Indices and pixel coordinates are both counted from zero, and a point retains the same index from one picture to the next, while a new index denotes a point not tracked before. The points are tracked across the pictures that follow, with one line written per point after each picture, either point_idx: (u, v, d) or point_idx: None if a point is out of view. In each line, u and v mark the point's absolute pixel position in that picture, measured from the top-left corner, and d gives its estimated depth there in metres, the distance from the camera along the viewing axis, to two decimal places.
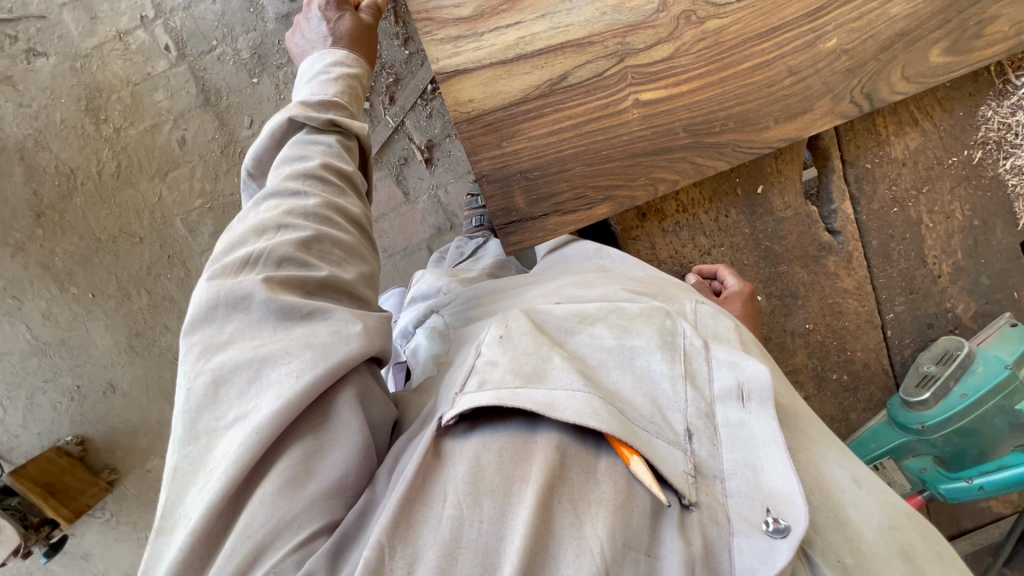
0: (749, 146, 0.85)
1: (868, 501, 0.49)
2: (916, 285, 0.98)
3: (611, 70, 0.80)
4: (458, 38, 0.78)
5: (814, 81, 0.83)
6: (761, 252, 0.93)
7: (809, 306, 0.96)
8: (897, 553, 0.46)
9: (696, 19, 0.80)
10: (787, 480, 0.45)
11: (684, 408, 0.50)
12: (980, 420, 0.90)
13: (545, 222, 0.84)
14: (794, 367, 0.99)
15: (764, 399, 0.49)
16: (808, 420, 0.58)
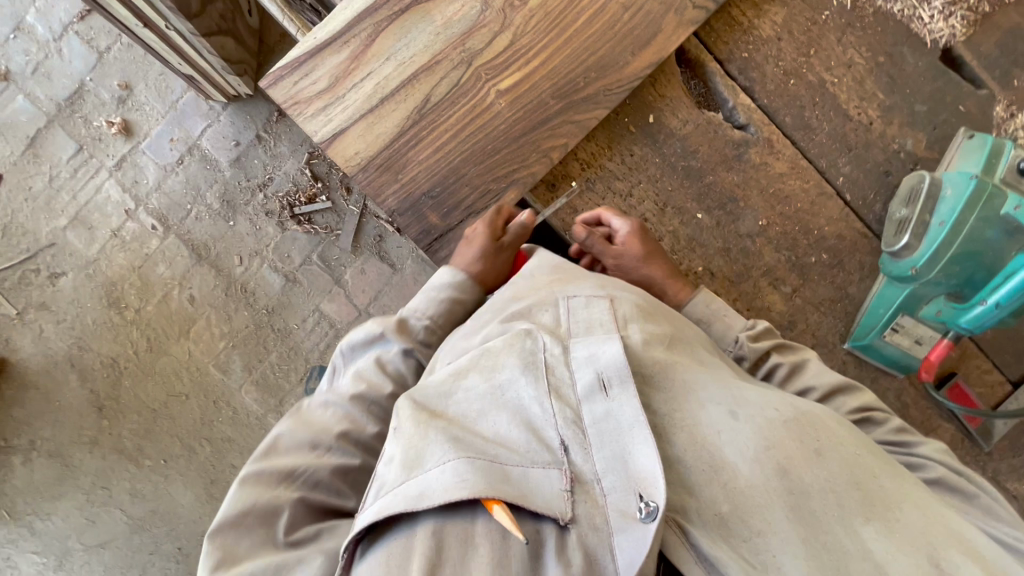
0: (618, 85, 0.89)
1: (740, 435, 0.55)
2: (852, 141, 0.95)
3: (465, 76, 0.87)
4: (325, 108, 0.87)
5: (651, 6, 0.88)
6: (680, 173, 0.94)
7: (753, 204, 0.95)
8: (772, 475, 0.52)
9: (519, 2, 0.87)
10: (650, 458, 0.52)
11: (555, 423, 0.57)
12: (970, 239, 0.83)
13: (464, 229, 0.89)
14: (767, 267, 0.96)
15: (622, 380, 0.57)
16: (683, 367, 0.63)
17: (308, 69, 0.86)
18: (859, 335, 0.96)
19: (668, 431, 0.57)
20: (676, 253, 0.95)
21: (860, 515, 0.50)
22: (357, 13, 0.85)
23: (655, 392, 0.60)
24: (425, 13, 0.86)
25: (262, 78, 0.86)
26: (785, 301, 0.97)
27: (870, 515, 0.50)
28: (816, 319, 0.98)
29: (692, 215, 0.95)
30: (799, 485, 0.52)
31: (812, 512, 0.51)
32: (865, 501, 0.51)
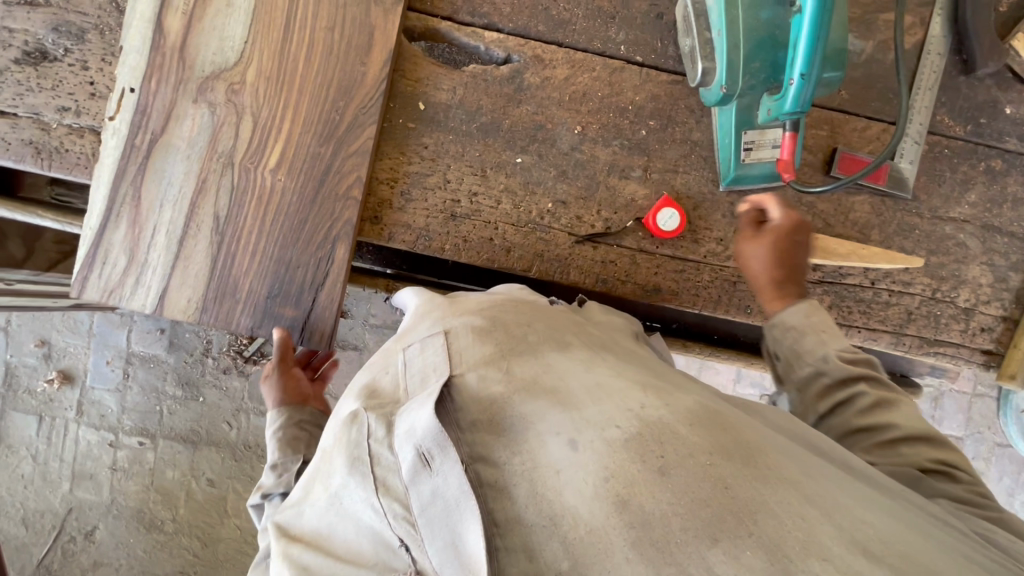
0: (369, 95, 0.87)
1: (577, 472, 0.44)
2: (611, 8, 0.93)
3: (235, 176, 0.87)
4: (140, 279, 0.87)
5: (352, 12, 0.87)
6: (479, 135, 0.92)
7: (559, 119, 0.93)
8: (610, 513, 0.42)
9: (239, 84, 0.87)
10: (477, 541, 0.43)
11: (388, 523, 0.49)
12: (750, 31, 0.80)
13: (321, 304, 0.89)
14: (609, 165, 0.94)
15: (443, 450, 0.46)
16: (528, 387, 0.51)
17: (102, 258, 0.87)
18: (726, 173, 0.92)
19: (508, 485, 0.46)
20: (521, 206, 0.93)
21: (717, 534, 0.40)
22: (111, 183, 0.86)
23: (494, 441, 0.48)
24: (166, 144, 0.87)
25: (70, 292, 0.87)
26: (644, 184, 0.94)
27: (718, 534, 0.40)
28: (682, 182, 0.94)
29: (512, 163, 0.93)
30: (642, 517, 0.41)
31: (657, 543, 0.40)
32: (714, 516, 0.41)
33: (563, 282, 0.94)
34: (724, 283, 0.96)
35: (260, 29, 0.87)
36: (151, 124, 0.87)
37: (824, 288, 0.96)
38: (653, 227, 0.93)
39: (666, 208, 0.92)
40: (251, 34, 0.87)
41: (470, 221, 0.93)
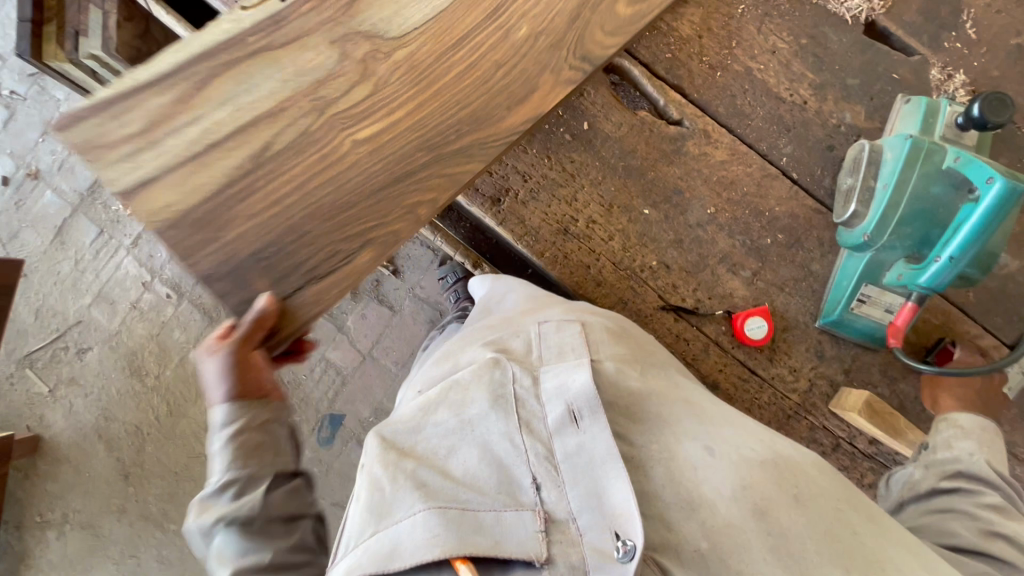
0: (496, 139, 0.74)
1: (717, 472, 0.54)
2: (788, 122, 0.97)
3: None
4: (97, 119, 0.65)
5: (529, 64, 0.75)
6: (622, 173, 0.96)
7: (698, 194, 0.96)
8: (748, 515, 0.51)
9: (382, 52, 0.71)
10: (626, 497, 0.50)
11: (526, 461, 0.55)
12: (916, 198, 0.81)
13: (303, 299, 0.68)
14: (723, 254, 0.96)
15: (593, 413, 0.55)
16: (661, 395, 0.63)
17: (116, 112, 0.65)
18: (829, 311, 0.92)
19: (645, 464, 0.56)
20: (628, 250, 0.96)
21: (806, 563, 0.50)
22: (187, 60, 0.67)
23: (632, 425, 0.59)
24: (257, 38, 0.70)
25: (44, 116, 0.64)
26: (747, 286, 0.96)
27: (849, 567, 0.49)
28: (783, 301, 0.95)
29: (639, 211, 0.96)
30: (777, 527, 0.51)
31: (790, 554, 0.49)
32: (843, 550, 0.50)
33: None
34: (778, 412, 0.95)
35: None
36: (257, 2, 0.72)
37: (871, 463, 0.94)
38: (739, 330, 0.94)
39: (757, 316, 0.93)
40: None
41: (577, 243, 0.96)
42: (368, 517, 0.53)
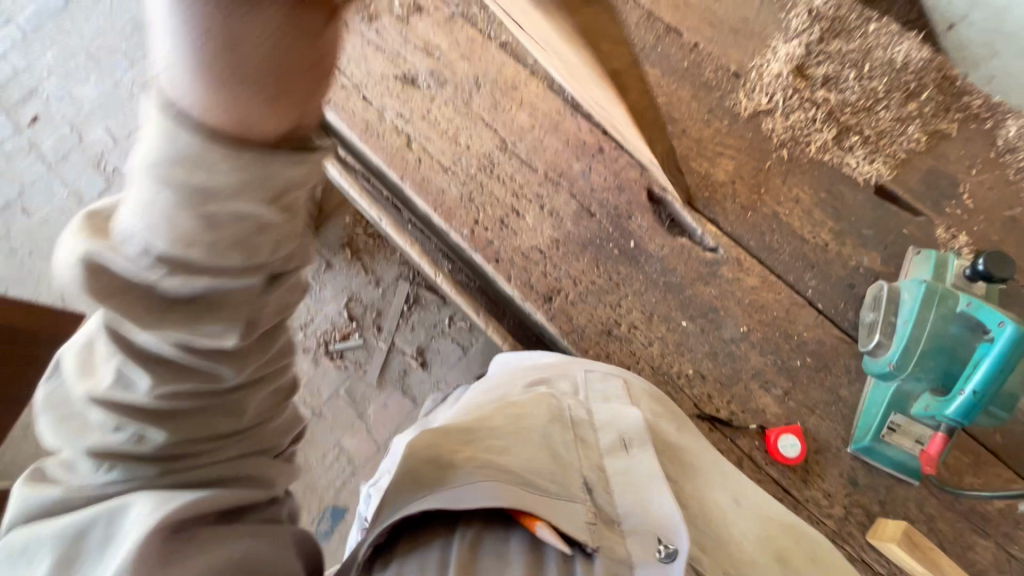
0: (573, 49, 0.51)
1: (738, 513, 0.77)
2: (812, 259, 1.09)
3: (465, 227, 1.11)
4: None
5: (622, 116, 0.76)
6: (663, 287, 1.07)
7: (732, 312, 1.06)
8: (767, 550, 0.73)
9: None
10: (669, 508, 0.71)
11: (581, 470, 0.78)
12: (935, 334, 0.90)
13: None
14: (756, 370, 1.02)
15: (641, 445, 0.80)
16: (698, 454, 0.86)
17: None
18: (860, 437, 0.95)
19: (686, 497, 0.79)
20: (666, 357, 1.04)
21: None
22: None
23: (672, 464, 0.82)
24: None
25: None
26: (779, 404, 1.00)
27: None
28: (815, 423, 0.99)
29: (677, 322, 1.05)
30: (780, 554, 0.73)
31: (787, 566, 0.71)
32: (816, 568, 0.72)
33: None
34: None
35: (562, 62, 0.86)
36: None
37: None
38: (772, 447, 0.97)
39: (790, 434, 0.97)
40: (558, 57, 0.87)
41: (620, 344, 1.05)
42: (434, 472, 0.71)
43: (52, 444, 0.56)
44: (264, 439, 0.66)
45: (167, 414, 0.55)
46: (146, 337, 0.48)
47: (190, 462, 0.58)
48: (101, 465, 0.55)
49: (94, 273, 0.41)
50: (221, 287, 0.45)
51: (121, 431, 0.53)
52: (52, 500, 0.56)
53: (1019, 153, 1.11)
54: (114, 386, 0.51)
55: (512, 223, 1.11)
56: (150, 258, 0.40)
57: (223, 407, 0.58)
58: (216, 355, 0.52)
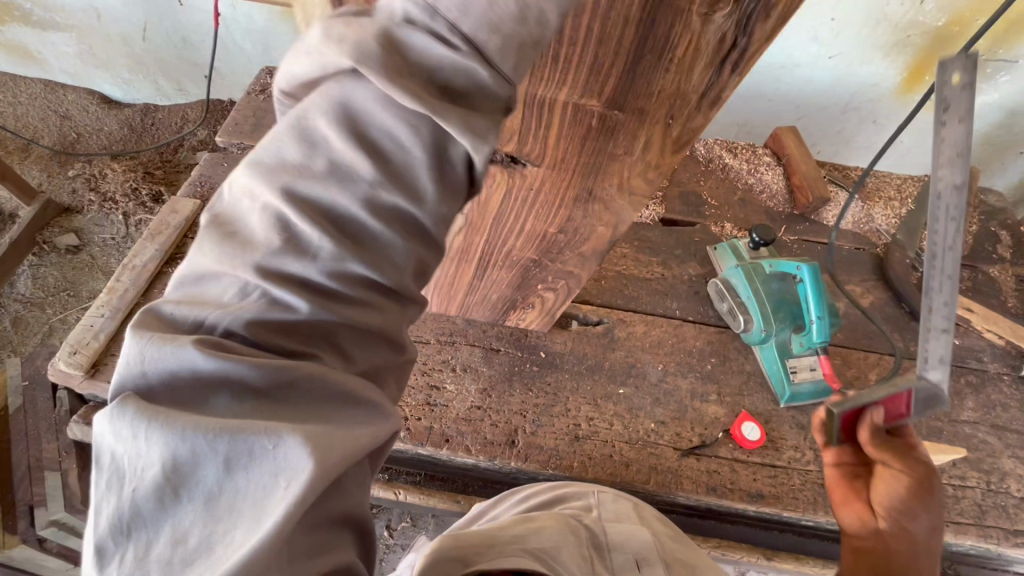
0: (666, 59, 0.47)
1: None
2: (663, 289, 1.35)
3: (399, 429, 1.08)
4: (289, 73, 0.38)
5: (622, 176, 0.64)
6: (588, 373, 1.19)
7: (644, 359, 1.23)
8: None
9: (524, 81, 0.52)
10: None
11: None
12: (770, 296, 1.18)
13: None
14: (690, 391, 1.19)
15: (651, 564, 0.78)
16: (702, 564, 0.85)
17: None
18: (781, 392, 1.18)
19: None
20: (629, 425, 1.14)
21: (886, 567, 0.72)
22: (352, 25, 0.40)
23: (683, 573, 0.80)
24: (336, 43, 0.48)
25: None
26: (721, 405, 1.18)
27: None
28: (750, 401, 1.19)
29: (617, 393, 1.17)
30: None
31: None
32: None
33: (678, 490, 1.09)
34: (814, 485, 1.12)
35: (521, 175, 0.67)
36: None
37: None
38: (740, 438, 1.13)
39: (747, 421, 1.15)
40: (511, 176, 0.67)
41: (591, 440, 1.11)
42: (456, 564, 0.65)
43: (193, 262, 0.39)
44: (398, 338, 0.45)
45: (353, 240, 0.40)
46: (391, 111, 0.39)
47: (351, 320, 0.39)
48: (261, 279, 0.37)
49: (392, 44, 0.37)
50: (468, 72, 0.39)
51: (295, 240, 0.38)
52: (187, 327, 0.36)
53: (716, 160, 1.58)
54: (319, 178, 0.39)
55: (438, 398, 1.12)
56: (438, 16, 0.37)
57: (397, 267, 0.41)
58: (438, 164, 0.41)
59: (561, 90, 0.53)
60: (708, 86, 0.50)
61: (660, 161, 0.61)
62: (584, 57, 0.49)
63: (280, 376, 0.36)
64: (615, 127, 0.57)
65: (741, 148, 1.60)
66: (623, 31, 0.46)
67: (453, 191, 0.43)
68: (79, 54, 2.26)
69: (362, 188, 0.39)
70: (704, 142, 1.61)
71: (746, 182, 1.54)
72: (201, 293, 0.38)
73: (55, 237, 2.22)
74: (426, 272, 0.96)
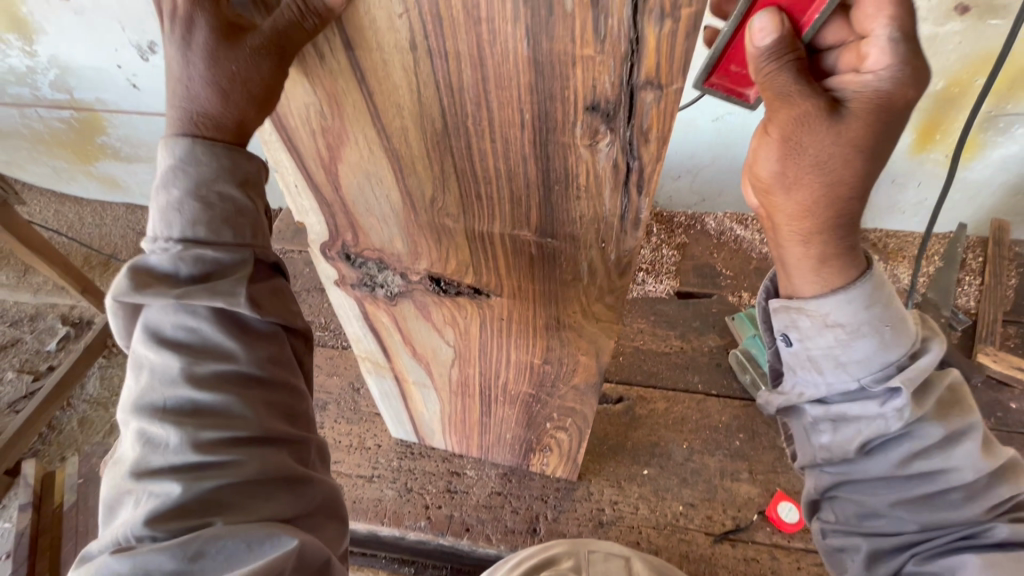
0: (569, 186, 0.54)
1: None
2: (683, 362, 1.34)
3: (421, 518, 1.09)
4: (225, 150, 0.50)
5: (570, 297, 0.68)
6: (609, 452, 1.17)
7: (668, 438, 1.20)
8: None
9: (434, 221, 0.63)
10: None
11: None
12: None
13: (556, 159, 0.52)
14: (720, 470, 1.15)
15: None
16: None
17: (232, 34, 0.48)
18: None
19: None
20: (656, 509, 1.10)
21: (838, 241, 0.49)
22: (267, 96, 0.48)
23: None
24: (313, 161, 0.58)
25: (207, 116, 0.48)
26: (753, 484, 1.12)
27: None
28: (786, 478, 1.13)
29: (641, 474, 1.14)
30: None
31: None
32: None
33: None
34: None
35: (489, 305, 0.74)
36: (352, 223, 0.69)
37: None
38: (777, 520, 1.07)
39: (783, 501, 1.09)
40: (480, 306, 0.75)
41: (616, 526, 1.08)
42: None
43: (104, 505, 0.49)
44: (284, 468, 0.52)
45: (193, 414, 0.48)
46: (171, 316, 0.50)
47: (215, 479, 0.47)
48: (142, 483, 0.47)
49: (141, 271, 0.50)
50: (197, 252, 0.50)
51: (149, 441, 0.48)
52: (113, 547, 0.46)
53: (727, 232, 1.61)
54: (146, 387, 0.50)
55: (459, 485, 1.12)
56: (157, 240, 0.50)
57: (241, 413, 0.50)
58: (229, 330, 0.51)
59: (494, 223, 0.61)
60: (624, 209, 0.55)
61: (612, 286, 0.65)
62: (502, 195, 0.58)
63: (186, 551, 0.44)
64: (554, 254, 0.63)
65: (752, 220, 1.64)
66: (525, 167, 0.54)
67: (255, 344, 0.52)
68: None
69: (185, 381, 0.49)
70: (715, 217, 1.66)
71: (760, 252, 1.56)
72: (113, 523, 0.48)
73: None
74: (438, 406, 1.02)
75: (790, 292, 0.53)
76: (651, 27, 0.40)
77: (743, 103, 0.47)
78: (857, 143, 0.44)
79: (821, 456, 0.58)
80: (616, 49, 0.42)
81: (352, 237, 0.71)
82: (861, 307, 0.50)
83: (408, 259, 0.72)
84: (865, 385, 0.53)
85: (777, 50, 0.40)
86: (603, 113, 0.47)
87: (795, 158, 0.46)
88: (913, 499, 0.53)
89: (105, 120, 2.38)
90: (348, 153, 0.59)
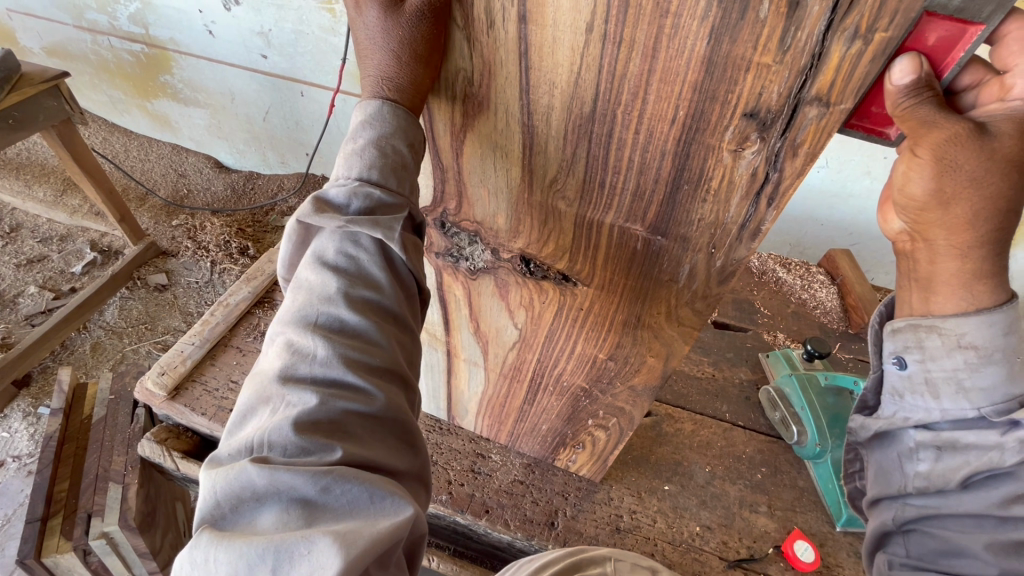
0: (704, 189, 0.53)
1: None
2: (713, 390, 1.35)
3: (442, 492, 1.09)
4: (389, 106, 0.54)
5: (660, 298, 0.67)
6: (630, 462, 1.18)
7: (693, 459, 1.21)
8: None
9: (540, 200, 0.63)
10: None
11: None
12: (827, 409, 1.17)
13: (698, 161, 0.51)
14: (740, 500, 1.15)
15: None
16: None
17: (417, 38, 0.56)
18: (838, 514, 1.12)
19: None
20: (674, 526, 1.10)
21: (983, 257, 0.50)
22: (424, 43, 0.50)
23: None
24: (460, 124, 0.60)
25: (387, 61, 0.52)
26: (771, 517, 1.13)
27: None
28: (803, 518, 1.14)
29: (661, 489, 1.15)
30: None
31: None
32: None
33: None
34: None
35: (572, 294, 0.73)
36: (459, 190, 0.67)
37: None
38: (793, 557, 1.06)
39: (800, 539, 1.08)
40: (563, 294, 0.74)
41: (633, 534, 1.08)
42: None
43: (239, 411, 0.51)
44: (403, 412, 0.54)
45: (341, 332, 0.52)
46: (335, 243, 0.55)
47: (349, 402, 0.49)
48: (286, 391, 0.49)
49: (321, 201, 0.56)
50: (365, 191, 0.55)
51: (298, 351, 0.51)
52: (246, 452, 0.47)
53: (769, 272, 1.64)
54: (303, 303, 0.54)
55: (483, 467, 1.14)
56: (339, 178, 0.57)
57: (380, 343, 0.53)
58: (383, 265, 0.56)
59: (607, 213, 0.60)
60: (748, 218, 0.54)
61: (707, 292, 0.64)
62: (625, 186, 0.57)
63: (318, 481, 0.44)
64: (659, 252, 0.62)
65: (795, 265, 1.67)
66: (660, 162, 0.53)
67: (397, 284, 0.57)
68: (208, 126, 2.67)
69: (342, 302, 0.52)
70: (759, 256, 1.69)
71: (800, 296, 1.57)
72: (245, 428, 0.49)
73: (148, 275, 2.45)
74: (481, 386, 1.01)
75: (926, 312, 0.55)
76: (839, 45, 0.40)
77: (882, 141, 0.48)
78: (1010, 161, 0.45)
79: (914, 485, 0.60)
80: (795, 61, 0.42)
81: (455, 206, 0.70)
82: (1000, 333, 0.53)
83: (505, 236, 0.70)
84: (984, 415, 0.56)
85: (916, 89, 0.41)
86: (760, 121, 0.46)
87: (953, 174, 0.45)
88: (1005, 544, 0.52)
89: (173, 60, 2.42)
90: (484, 122, 0.58)
